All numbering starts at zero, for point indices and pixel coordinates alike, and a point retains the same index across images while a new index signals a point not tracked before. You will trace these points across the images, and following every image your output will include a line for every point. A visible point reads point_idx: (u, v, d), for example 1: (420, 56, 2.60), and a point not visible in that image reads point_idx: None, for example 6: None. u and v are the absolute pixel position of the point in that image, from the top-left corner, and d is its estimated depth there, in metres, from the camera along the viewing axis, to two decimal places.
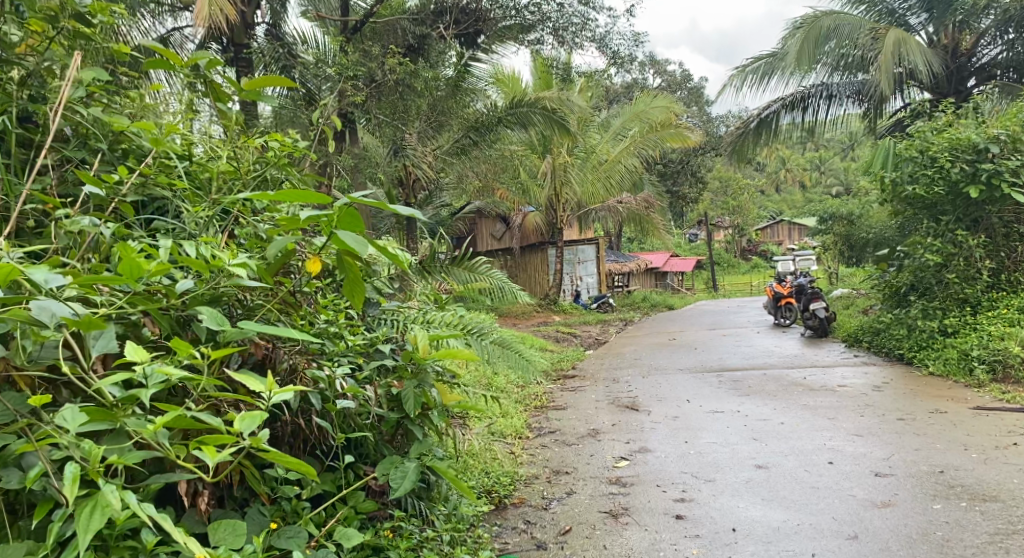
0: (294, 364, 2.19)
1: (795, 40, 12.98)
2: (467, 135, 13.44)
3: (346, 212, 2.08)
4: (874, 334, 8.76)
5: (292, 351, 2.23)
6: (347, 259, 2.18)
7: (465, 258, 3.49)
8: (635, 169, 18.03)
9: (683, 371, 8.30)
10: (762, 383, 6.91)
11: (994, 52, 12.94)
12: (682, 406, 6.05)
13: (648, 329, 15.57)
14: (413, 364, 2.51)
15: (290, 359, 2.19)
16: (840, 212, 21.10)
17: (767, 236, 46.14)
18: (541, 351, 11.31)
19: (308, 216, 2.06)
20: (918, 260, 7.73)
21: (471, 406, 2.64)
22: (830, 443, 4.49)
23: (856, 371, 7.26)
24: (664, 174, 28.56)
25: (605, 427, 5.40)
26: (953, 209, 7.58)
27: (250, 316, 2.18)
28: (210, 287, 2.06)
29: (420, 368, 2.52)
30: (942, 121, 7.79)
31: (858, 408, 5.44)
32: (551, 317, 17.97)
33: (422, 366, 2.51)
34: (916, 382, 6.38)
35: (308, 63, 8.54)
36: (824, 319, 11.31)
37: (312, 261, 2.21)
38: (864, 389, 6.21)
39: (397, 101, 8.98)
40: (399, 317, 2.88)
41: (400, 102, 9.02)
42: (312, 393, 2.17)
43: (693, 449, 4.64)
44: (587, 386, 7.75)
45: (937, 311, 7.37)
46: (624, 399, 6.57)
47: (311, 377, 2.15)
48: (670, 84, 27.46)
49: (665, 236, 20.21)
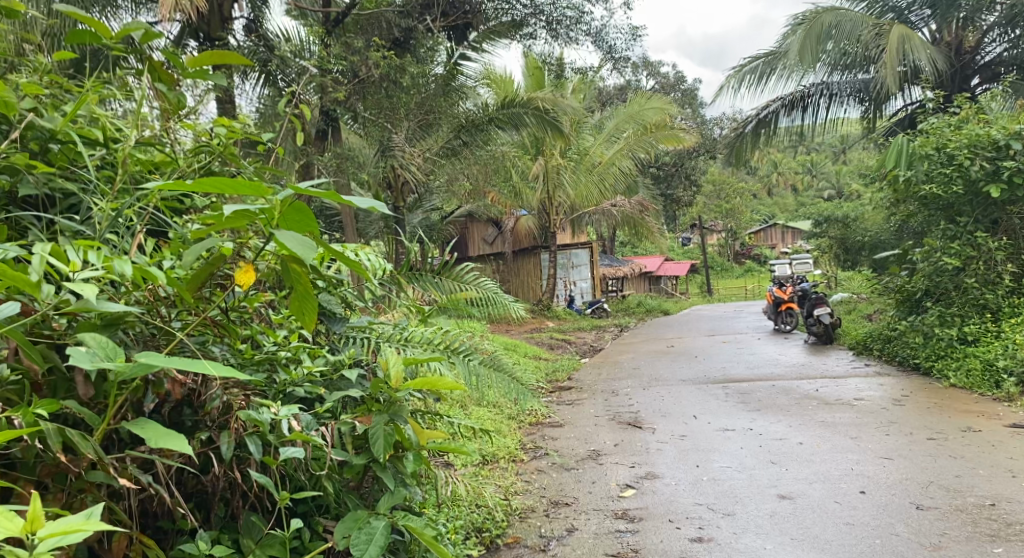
0: (228, 403, 1.85)
1: (795, 38, 12.53)
2: (458, 136, 13.02)
3: (291, 205, 1.69)
4: (886, 342, 8.35)
5: (226, 384, 1.87)
6: (291, 266, 1.77)
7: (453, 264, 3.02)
8: (629, 171, 17.65)
9: (685, 382, 7.86)
10: (772, 397, 6.47)
11: (998, 49, 12.60)
12: (689, 422, 5.61)
13: (645, 335, 15.12)
14: (385, 396, 2.10)
15: (222, 395, 1.85)
16: (836, 215, 20.79)
17: (760, 240, 45.77)
18: (535, 360, 10.85)
19: (238, 212, 1.61)
20: (934, 264, 7.32)
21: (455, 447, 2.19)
22: (858, 469, 4.05)
23: (870, 382, 6.83)
24: (658, 177, 28.19)
25: (607, 448, 4.95)
26: (971, 210, 7.17)
27: (160, 342, 1.85)
28: (109, 313, 1.75)
29: (394, 400, 2.10)
30: (958, 117, 7.39)
31: (881, 425, 5.01)
32: (545, 323, 17.48)
33: (397, 399, 2.10)
34: (939, 395, 5.95)
35: (287, 57, 8.06)
36: (829, 325, 10.88)
37: (243, 272, 1.87)
38: (884, 403, 5.78)
39: (380, 97, 8.54)
40: (370, 335, 2.46)
41: (386, 100, 8.58)
42: (253, 436, 1.84)
43: (706, 475, 4.19)
44: (584, 399, 7.30)
45: (955, 318, 6.96)
46: (625, 415, 6.12)
47: (251, 418, 1.82)
48: (664, 86, 27.09)
49: (661, 239, 19.80)
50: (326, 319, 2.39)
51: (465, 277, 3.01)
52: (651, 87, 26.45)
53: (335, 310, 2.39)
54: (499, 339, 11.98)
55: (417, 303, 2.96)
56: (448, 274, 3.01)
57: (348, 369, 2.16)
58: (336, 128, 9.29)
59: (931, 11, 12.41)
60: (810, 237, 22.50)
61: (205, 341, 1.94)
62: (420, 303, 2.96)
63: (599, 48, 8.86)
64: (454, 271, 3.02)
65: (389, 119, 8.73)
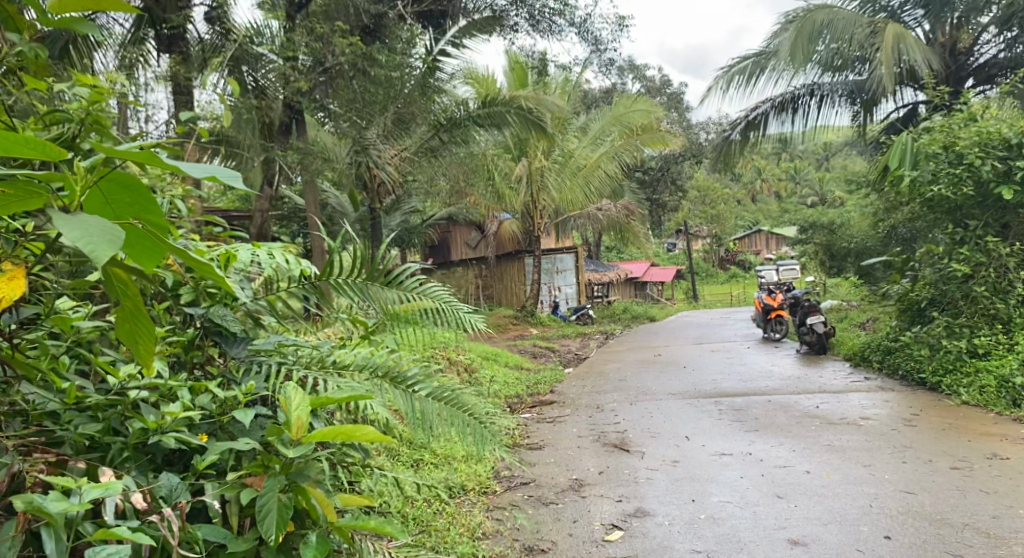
0: (28, 472, 1.82)
1: (786, 38, 12.01)
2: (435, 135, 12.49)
3: (107, 177, 1.60)
4: (885, 354, 7.89)
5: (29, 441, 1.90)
6: (114, 274, 1.75)
7: (388, 271, 2.73)
8: (614, 174, 17.20)
9: (673, 396, 7.35)
10: (769, 414, 5.97)
11: (994, 50, 12.21)
12: (681, 445, 5.08)
13: (631, 343, 14.62)
14: (284, 463, 2.03)
15: (21, 464, 1.82)
16: (822, 222, 20.52)
17: (745, 246, 45.40)
18: (515, 370, 10.28)
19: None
20: (941, 270, 6.86)
21: (373, 525, 2.03)
22: (877, 505, 3.56)
23: (874, 398, 6.37)
24: (643, 182, 27.82)
25: (590, 476, 4.42)
26: (981, 212, 6.72)
27: None
28: None
29: (297, 465, 2.04)
30: (968, 114, 6.92)
31: (896, 450, 4.52)
32: (528, 330, 16.92)
33: (300, 463, 2.04)
34: (951, 413, 5.48)
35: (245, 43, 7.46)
36: (823, 334, 10.42)
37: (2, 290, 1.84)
38: (892, 423, 5.31)
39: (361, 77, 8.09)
40: (274, 358, 2.46)
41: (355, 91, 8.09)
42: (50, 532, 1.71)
43: (703, 513, 3.67)
44: (566, 415, 6.76)
45: (963, 329, 6.51)
46: (610, 435, 5.59)
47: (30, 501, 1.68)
48: (649, 90, 26.62)
49: (647, 244, 19.32)
50: (225, 343, 2.35)
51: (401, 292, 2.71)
52: (637, 90, 25.96)
53: (236, 330, 2.33)
54: (479, 348, 11.43)
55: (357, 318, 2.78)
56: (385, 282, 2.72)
57: (242, 410, 2.08)
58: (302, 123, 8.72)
59: (925, 11, 12.03)
60: (796, 243, 22.16)
61: (12, 379, 1.97)
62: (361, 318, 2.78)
63: (584, 40, 8.34)
64: (390, 277, 2.73)
65: (367, 111, 8.31)
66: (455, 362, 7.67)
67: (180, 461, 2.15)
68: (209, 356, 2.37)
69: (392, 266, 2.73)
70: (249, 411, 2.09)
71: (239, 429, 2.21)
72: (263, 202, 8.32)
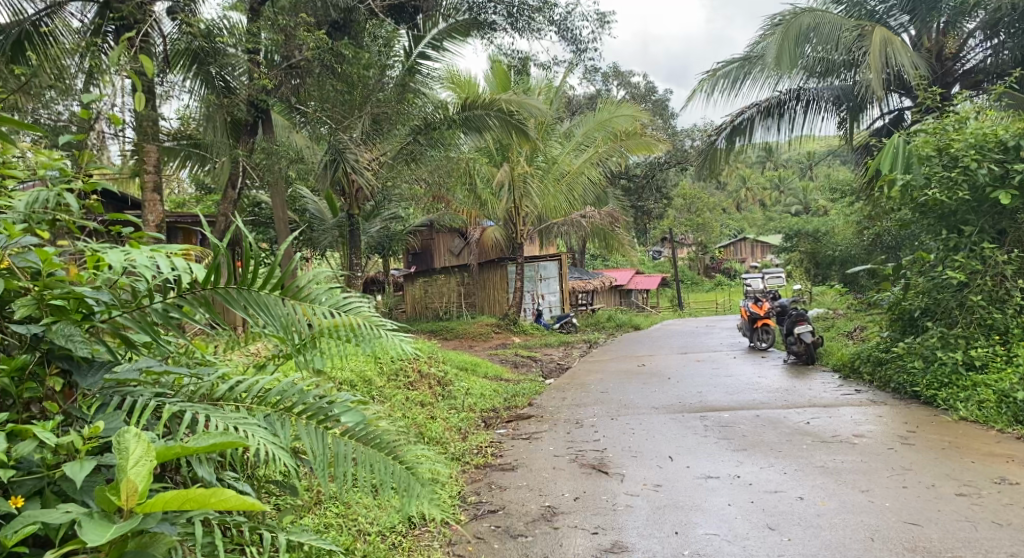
0: None
1: (771, 42, 11.70)
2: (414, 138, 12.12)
3: None
4: (876, 365, 7.59)
5: None
6: None
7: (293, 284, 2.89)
8: (597, 181, 16.91)
9: (656, 410, 7.00)
10: (758, 431, 5.63)
11: (980, 56, 11.98)
12: (664, 467, 4.73)
13: (615, 353, 14.26)
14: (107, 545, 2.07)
15: None
16: (806, 229, 20.34)
17: (730, 254, 45.17)
18: (493, 382, 9.88)
19: None
20: (935, 278, 6.56)
21: None
22: (876, 539, 3.24)
23: (866, 413, 6.05)
24: (628, 189, 27.56)
25: (565, 503, 4.06)
26: (977, 217, 6.42)
27: None
28: None
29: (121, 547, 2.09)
30: (962, 114, 6.64)
31: (895, 472, 4.19)
32: (510, 339, 16.55)
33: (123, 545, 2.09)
34: (949, 431, 5.15)
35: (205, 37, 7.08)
36: (812, 344, 10.11)
37: None
38: (887, 441, 4.98)
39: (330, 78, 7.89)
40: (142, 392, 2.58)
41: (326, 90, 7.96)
42: None
43: (686, 549, 3.32)
44: (543, 431, 6.38)
45: (958, 340, 6.19)
46: (589, 455, 5.23)
47: None
48: (634, 97, 26.30)
49: (632, 251, 18.97)
50: (77, 373, 2.46)
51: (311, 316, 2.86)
52: (621, 97, 25.64)
53: (81, 354, 2.40)
54: (457, 358, 11.05)
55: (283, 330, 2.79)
56: (296, 298, 2.89)
57: (74, 465, 2.13)
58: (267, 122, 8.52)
59: (911, 15, 11.73)
60: (781, 251, 21.93)
61: None
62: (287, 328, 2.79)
63: (564, 38, 7.99)
64: (303, 294, 2.91)
65: (339, 112, 8.10)
66: (428, 373, 7.28)
67: (6, 519, 2.18)
68: (51, 387, 2.42)
69: (305, 284, 2.92)
70: (82, 466, 2.13)
71: (72, 484, 2.23)
72: (226, 206, 8.01)
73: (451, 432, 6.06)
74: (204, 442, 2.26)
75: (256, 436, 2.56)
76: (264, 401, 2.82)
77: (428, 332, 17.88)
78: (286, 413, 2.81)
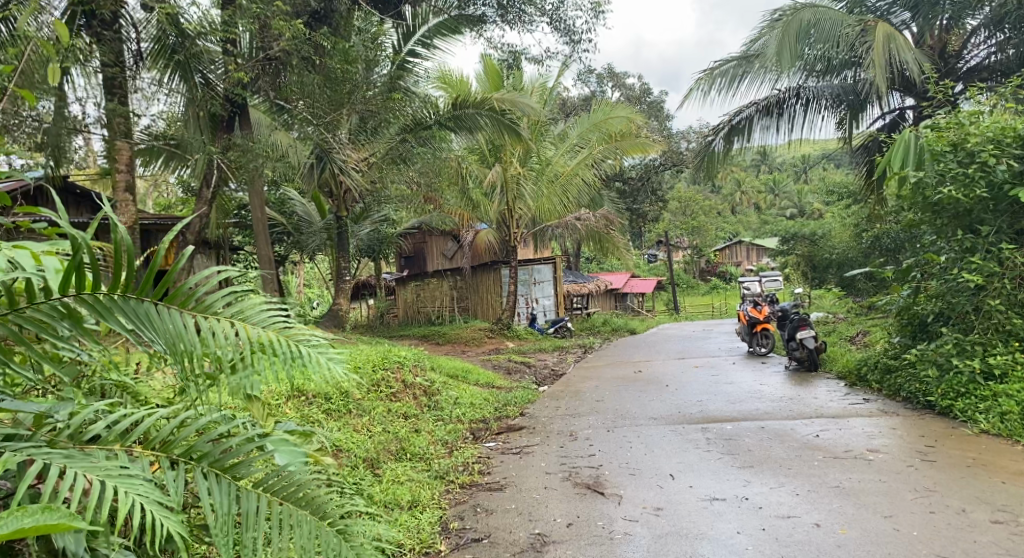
0: None
1: (771, 38, 11.33)
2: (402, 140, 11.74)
3: None
4: (885, 373, 7.23)
5: None
6: None
7: (193, 295, 2.62)
8: (592, 183, 16.55)
9: (654, 421, 6.62)
10: (765, 445, 5.27)
11: (982, 54, 11.69)
12: (666, 488, 4.35)
13: (611, 358, 13.89)
14: None
15: None
16: (802, 232, 20.07)
17: (725, 257, 44.82)
18: (485, 390, 9.49)
19: None
20: (951, 282, 6.20)
21: None
22: None
23: (880, 425, 5.69)
24: (623, 192, 27.24)
25: (557, 531, 3.68)
26: (995, 217, 6.04)
27: None
28: None
29: None
30: (980, 106, 6.30)
31: (921, 494, 3.82)
32: (503, 344, 16.16)
33: None
34: (973, 446, 4.79)
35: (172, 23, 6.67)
36: (814, 350, 9.75)
37: None
38: (906, 457, 4.61)
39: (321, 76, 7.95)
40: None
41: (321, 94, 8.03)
42: None
43: None
44: (535, 445, 5.98)
45: (975, 347, 5.85)
46: (583, 473, 4.87)
47: None
48: (629, 98, 25.96)
49: (627, 254, 18.56)
50: None
51: (209, 332, 2.59)
52: (616, 99, 25.31)
53: None
54: (447, 365, 10.67)
55: (185, 353, 2.56)
56: (196, 311, 2.63)
57: None
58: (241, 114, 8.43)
59: (912, 12, 11.33)
60: (777, 253, 21.64)
61: None
62: (188, 353, 2.56)
63: (557, 30, 7.63)
64: (203, 304, 2.65)
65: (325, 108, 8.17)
66: (415, 380, 6.90)
67: None
68: None
69: (201, 292, 2.64)
70: None
71: None
72: (201, 205, 7.60)
73: (437, 446, 5.69)
74: (13, 526, 2.02)
75: (130, 492, 2.38)
76: (159, 443, 2.63)
77: (420, 337, 17.49)
78: (185, 463, 2.60)
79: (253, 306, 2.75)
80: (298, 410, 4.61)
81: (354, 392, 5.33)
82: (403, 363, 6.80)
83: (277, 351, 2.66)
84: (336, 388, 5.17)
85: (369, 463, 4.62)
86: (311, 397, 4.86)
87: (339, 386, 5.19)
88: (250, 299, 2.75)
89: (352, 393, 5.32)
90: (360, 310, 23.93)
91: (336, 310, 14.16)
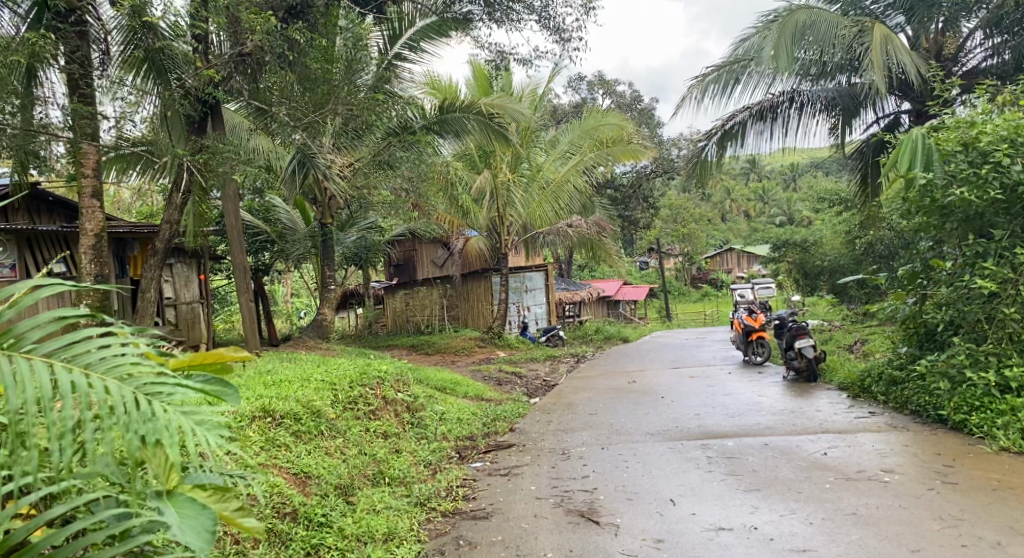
0: None
1: (766, 40, 10.88)
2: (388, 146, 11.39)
3: None
4: (891, 384, 6.91)
5: None
6: None
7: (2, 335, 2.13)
8: (583, 189, 16.21)
9: (651, 437, 6.28)
10: (772, 465, 4.92)
11: (980, 58, 11.35)
12: (663, 515, 4.01)
13: (603, 368, 13.54)
14: None
15: None
16: (793, 239, 19.88)
17: (717, 264, 44.57)
18: (473, 403, 9.12)
19: None
20: (962, 289, 5.89)
21: None
22: None
23: (891, 441, 5.35)
24: (615, 199, 27.02)
25: None
26: (1007, 221, 5.73)
27: None
28: None
29: None
30: (991, 104, 6.03)
31: (946, 527, 3.48)
32: (493, 353, 15.79)
33: None
34: (994, 466, 4.43)
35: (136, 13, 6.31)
36: (814, 359, 9.43)
37: None
38: (924, 479, 4.24)
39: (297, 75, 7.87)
40: None
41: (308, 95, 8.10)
42: None
43: None
44: (523, 464, 5.62)
45: (989, 358, 5.55)
46: (576, 498, 4.50)
47: None
48: (619, 105, 25.75)
49: (619, 261, 18.21)
50: None
51: (13, 372, 2.07)
52: (606, 106, 25.09)
53: None
54: (434, 377, 10.29)
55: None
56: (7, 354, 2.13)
57: None
58: (215, 115, 8.05)
59: (907, 14, 11.05)
60: (769, 260, 21.42)
61: None
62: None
63: (546, 28, 7.30)
64: (17, 345, 2.15)
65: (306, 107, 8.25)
66: (399, 395, 6.53)
67: None
68: None
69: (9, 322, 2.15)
70: None
71: None
72: (170, 212, 7.25)
73: (419, 468, 5.32)
74: None
75: None
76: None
77: (408, 347, 17.09)
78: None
79: (88, 346, 2.20)
80: (266, 432, 4.20)
81: (330, 409, 4.93)
82: (386, 378, 6.42)
83: (115, 412, 2.09)
84: (310, 406, 4.76)
85: (343, 490, 4.22)
86: (281, 419, 4.44)
87: (313, 404, 4.78)
88: (89, 336, 2.20)
89: (329, 411, 4.91)
90: (348, 319, 23.53)
91: (320, 320, 13.77)
